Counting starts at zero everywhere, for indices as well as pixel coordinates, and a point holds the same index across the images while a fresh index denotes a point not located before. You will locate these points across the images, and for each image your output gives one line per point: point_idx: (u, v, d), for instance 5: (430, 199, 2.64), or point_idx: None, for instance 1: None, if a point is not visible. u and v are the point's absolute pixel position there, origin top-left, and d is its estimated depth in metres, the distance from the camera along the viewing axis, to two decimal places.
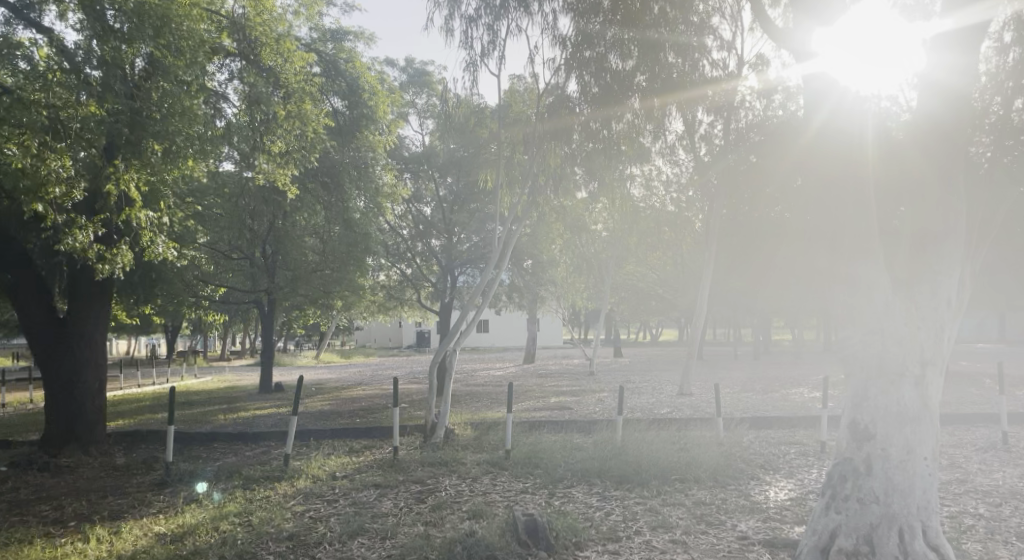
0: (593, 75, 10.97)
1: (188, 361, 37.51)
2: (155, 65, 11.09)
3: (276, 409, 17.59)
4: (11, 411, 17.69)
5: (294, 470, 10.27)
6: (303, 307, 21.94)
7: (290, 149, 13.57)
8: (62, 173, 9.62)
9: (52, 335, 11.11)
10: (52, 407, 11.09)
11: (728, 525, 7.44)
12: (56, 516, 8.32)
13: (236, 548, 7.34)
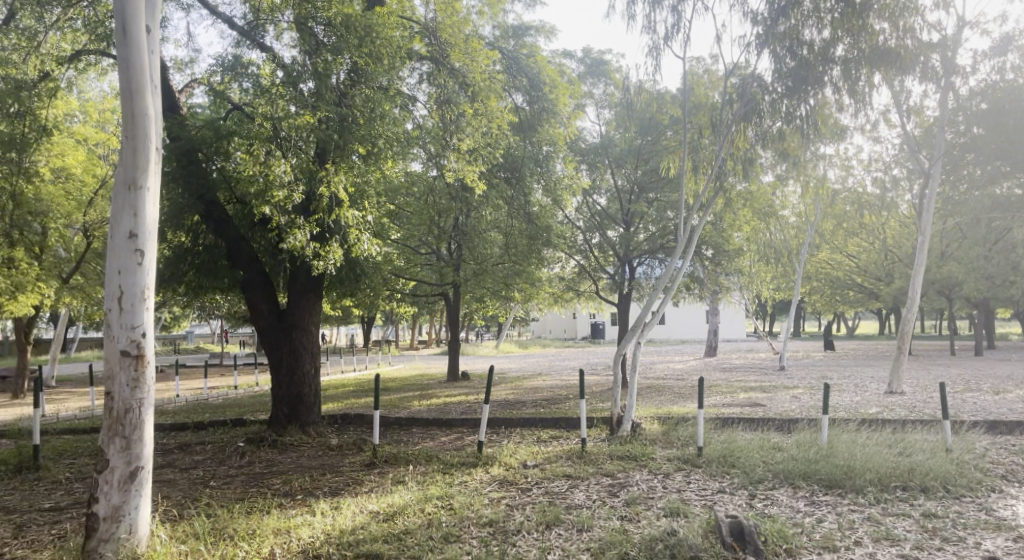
0: (788, 50, 10.94)
1: (380, 349, 39.73)
2: (358, 73, 11.83)
3: (465, 397, 18.30)
4: (231, 393, 19.52)
5: (487, 457, 10.64)
6: (485, 298, 22.56)
7: (477, 146, 13.98)
8: (284, 179, 10.68)
9: (277, 324, 12.23)
10: (277, 391, 12.17)
11: (969, 543, 7.04)
12: (284, 489, 9.14)
13: (443, 530, 7.76)
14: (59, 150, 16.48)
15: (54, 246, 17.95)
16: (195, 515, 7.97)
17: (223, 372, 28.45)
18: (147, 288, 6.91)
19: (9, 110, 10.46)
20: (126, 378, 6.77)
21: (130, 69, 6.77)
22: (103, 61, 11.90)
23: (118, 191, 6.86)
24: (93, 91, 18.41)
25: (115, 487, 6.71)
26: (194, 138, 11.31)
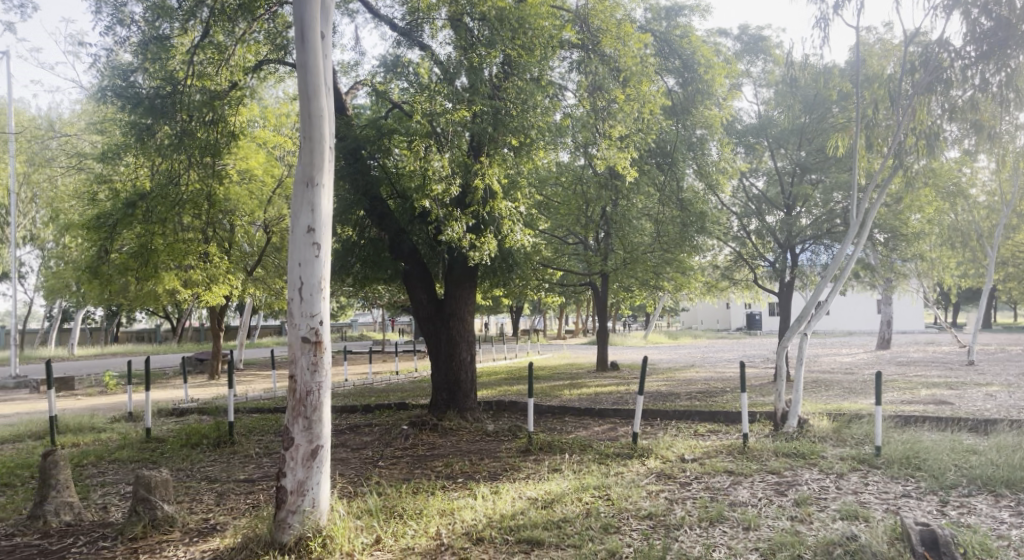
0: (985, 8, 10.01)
1: (530, 337, 40.13)
2: (511, 66, 11.92)
3: (616, 387, 18.10)
4: (390, 379, 20.27)
5: (644, 449, 10.41)
6: (636, 287, 22.22)
7: (629, 132, 13.66)
8: (442, 172, 10.93)
9: (436, 313, 12.55)
10: (436, 378, 12.47)
11: None
12: (445, 472, 9.33)
13: (601, 520, 7.63)
14: (244, 155, 17.70)
15: (239, 242, 19.31)
16: (368, 493, 8.27)
17: (383, 359, 29.65)
18: (323, 278, 7.20)
19: (205, 120, 11.30)
20: (306, 362, 7.05)
21: (308, 73, 7.09)
22: (280, 69, 12.62)
23: (298, 188, 7.20)
24: (272, 99, 19.60)
25: (299, 463, 6.97)
26: (359, 136, 11.77)
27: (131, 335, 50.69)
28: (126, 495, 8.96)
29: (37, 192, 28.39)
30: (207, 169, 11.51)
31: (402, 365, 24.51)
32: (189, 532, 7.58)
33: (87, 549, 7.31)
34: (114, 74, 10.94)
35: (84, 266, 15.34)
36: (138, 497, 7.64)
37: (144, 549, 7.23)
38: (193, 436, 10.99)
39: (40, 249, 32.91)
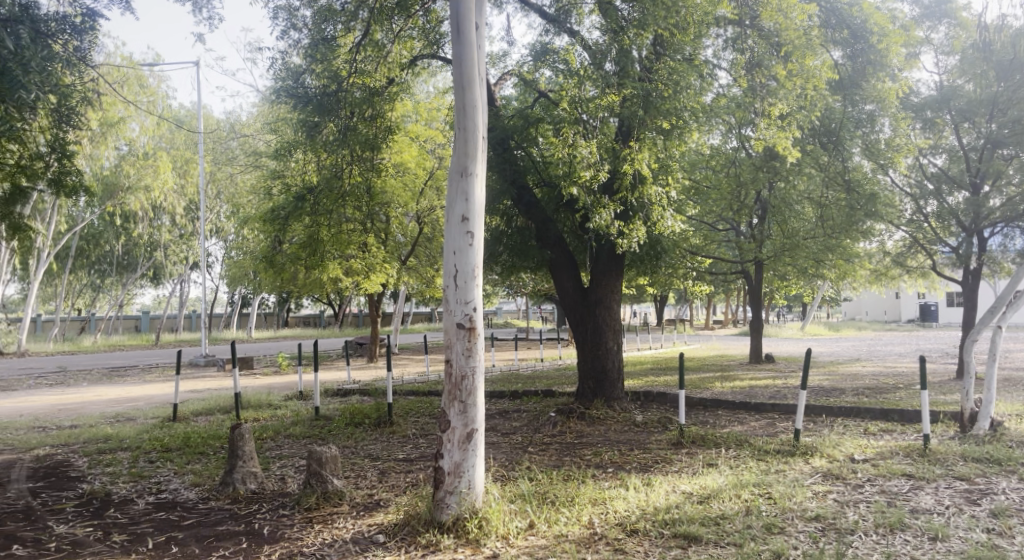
0: None
1: (680, 326, 39.16)
2: (663, 46, 11.46)
3: (773, 381, 17.20)
4: (538, 366, 20.23)
5: (808, 446, 9.71)
6: (794, 276, 21.05)
7: (791, 110, 12.82)
8: (590, 158, 10.62)
9: (581, 301, 12.19)
10: (582, 367, 12.12)
11: None
12: (594, 461, 9.04)
13: (763, 519, 7.12)
14: (398, 148, 18.10)
15: (394, 232, 19.83)
16: (519, 478, 8.13)
17: (531, 346, 29.75)
18: (476, 266, 7.08)
19: (366, 116, 11.53)
20: (460, 348, 6.97)
21: (462, 65, 7.02)
22: (433, 64, 12.67)
23: (452, 178, 7.13)
24: (424, 94, 19.91)
25: (455, 445, 6.90)
26: (506, 127, 11.63)
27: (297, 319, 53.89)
28: (300, 468, 9.37)
29: (219, 188, 30.52)
30: (367, 163, 11.77)
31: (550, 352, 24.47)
32: (356, 506, 7.77)
33: (269, 516, 7.70)
34: (286, 76, 11.41)
35: (258, 255, 16.19)
36: (310, 470, 7.91)
37: (317, 519, 7.48)
38: (356, 415, 11.32)
39: (220, 241, 35.39)
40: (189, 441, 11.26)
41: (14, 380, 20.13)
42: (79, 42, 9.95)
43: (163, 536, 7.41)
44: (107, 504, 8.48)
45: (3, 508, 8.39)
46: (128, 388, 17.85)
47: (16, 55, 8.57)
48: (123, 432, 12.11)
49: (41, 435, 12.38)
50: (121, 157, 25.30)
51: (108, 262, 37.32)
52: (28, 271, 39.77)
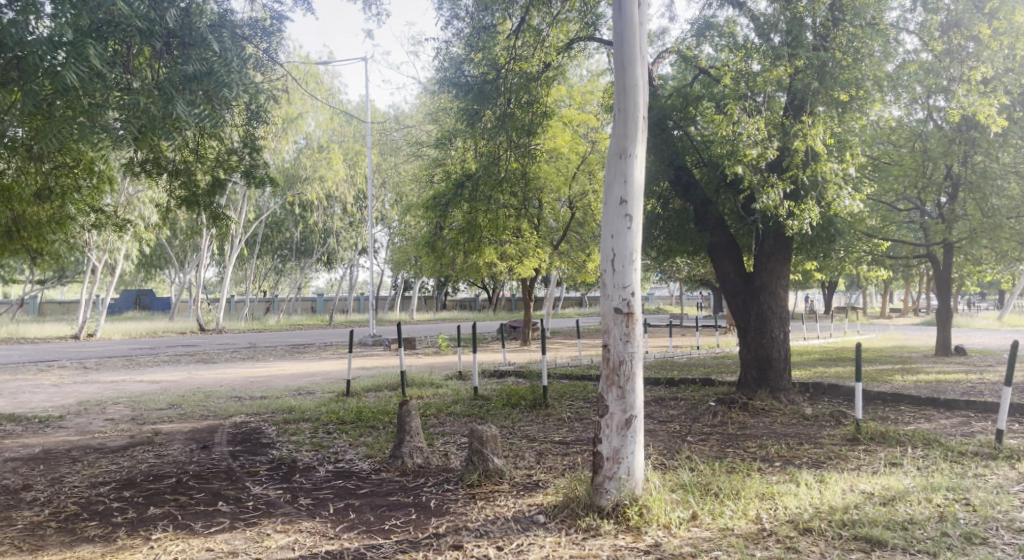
0: None
1: (853, 313, 36.79)
2: (839, 11, 10.48)
3: (964, 375, 15.73)
4: (700, 353, 19.57)
5: (1009, 448, 8.71)
6: (988, 261, 19.15)
7: (991, 76, 11.50)
8: (757, 135, 9.97)
9: (744, 287, 11.52)
10: (746, 355, 11.44)
11: None
12: (759, 454, 8.52)
13: (961, 527, 6.41)
14: (553, 133, 17.86)
15: (548, 217, 19.69)
16: (680, 467, 7.78)
17: (690, 333, 28.89)
18: (635, 250, 6.77)
19: (522, 101, 11.31)
20: (618, 333, 6.68)
21: (624, 43, 6.70)
22: (588, 47, 12.13)
23: (611, 160, 6.82)
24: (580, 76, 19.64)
25: (614, 431, 6.66)
26: (664, 106, 11.25)
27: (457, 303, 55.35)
28: (462, 445, 9.48)
29: (384, 177, 31.61)
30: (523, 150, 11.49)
31: (713, 339, 23.66)
32: (517, 485, 7.72)
33: (435, 489, 7.82)
34: (449, 66, 11.49)
35: (421, 239, 16.56)
36: (472, 448, 7.99)
37: (481, 495, 7.50)
38: (513, 397, 11.35)
39: (386, 228, 36.72)
40: (361, 415, 11.70)
41: (211, 354, 21.84)
42: (269, 44, 9.41)
43: (341, 502, 7.68)
44: (293, 469, 8.93)
45: (206, 468, 9.01)
46: (309, 363, 18.90)
47: (220, 57, 8.19)
48: (305, 405, 12.76)
49: (236, 404, 13.29)
50: (298, 150, 26.62)
51: (287, 248, 39.76)
52: (219, 257, 43.07)
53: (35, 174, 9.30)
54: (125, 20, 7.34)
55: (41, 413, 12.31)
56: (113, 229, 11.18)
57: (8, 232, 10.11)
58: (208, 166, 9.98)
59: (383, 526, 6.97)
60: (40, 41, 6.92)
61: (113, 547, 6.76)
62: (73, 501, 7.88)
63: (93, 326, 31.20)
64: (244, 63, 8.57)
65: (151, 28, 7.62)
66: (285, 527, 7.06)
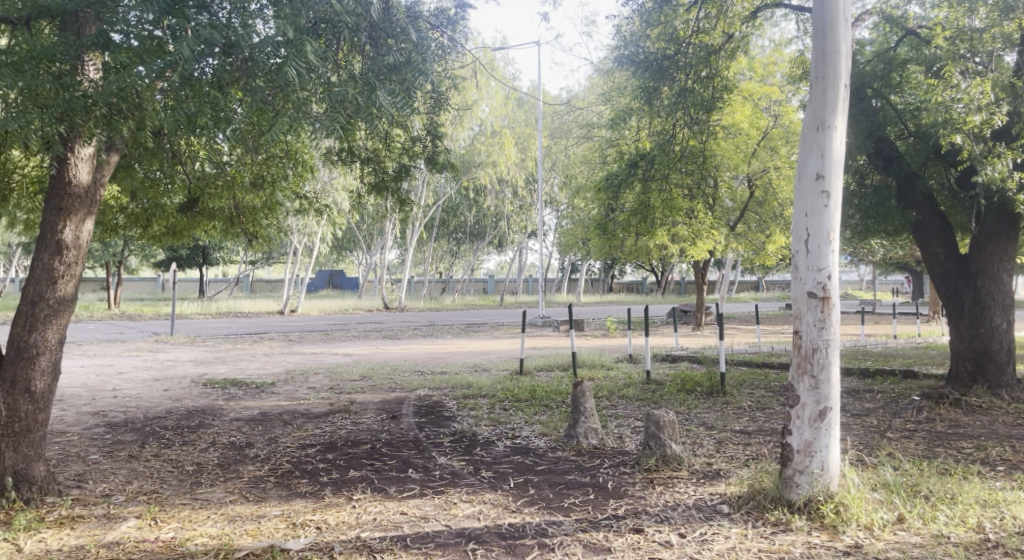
0: None
1: None
2: None
3: None
4: (899, 344, 18.13)
5: None
6: None
7: None
8: (981, 100, 9.09)
9: (958, 271, 10.51)
10: (958, 346, 10.46)
11: None
12: (977, 456, 7.71)
13: None
14: (732, 109, 17.06)
15: (724, 197, 18.93)
16: (883, 465, 7.19)
17: (883, 322, 26.84)
18: (834, 230, 6.28)
19: (700, 76, 10.83)
20: (813, 318, 6.23)
21: (823, 6, 6.23)
22: (775, 15, 11.39)
23: (806, 133, 6.35)
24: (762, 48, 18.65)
25: (806, 423, 6.24)
26: (863, 73, 10.56)
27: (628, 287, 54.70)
28: (637, 429, 9.43)
29: (555, 159, 31.59)
30: (700, 126, 11.03)
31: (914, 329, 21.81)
32: (696, 473, 7.61)
33: (611, 471, 7.88)
34: (626, 43, 11.17)
35: (595, 221, 16.42)
36: (649, 433, 7.91)
37: (659, 480, 7.46)
38: (689, 382, 11.02)
39: (556, 211, 36.74)
40: (535, 394, 11.78)
41: (396, 331, 22.85)
42: (454, 33, 9.42)
43: (521, 477, 7.90)
44: (474, 443, 9.19)
45: (396, 437, 9.44)
46: (486, 342, 19.32)
47: (416, 47, 8.47)
48: (483, 381, 13.02)
49: (420, 378, 13.79)
50: (473, 137, 27.10)
51: (462, 231, 40.83)
52: (401, 240, 45.01)
53: (250, 165, 10.10)
54: (336, 16, 7.67)
55: (254, 380, 13.35)
56: (314, 214, 11.83)
57: (229, 220, 10.93)
58: (395, 154, 10.43)
59: (562, 504, 7.11)
60: (267, 41, 7.10)
61: (321, 503, 7.22)
62: (285, 460, 8.45)
63: (293, 303, 33.62)
64: (435, 50, 8.83)
65: (358, 22, 7.95)
66: (470, 497, 7.34)
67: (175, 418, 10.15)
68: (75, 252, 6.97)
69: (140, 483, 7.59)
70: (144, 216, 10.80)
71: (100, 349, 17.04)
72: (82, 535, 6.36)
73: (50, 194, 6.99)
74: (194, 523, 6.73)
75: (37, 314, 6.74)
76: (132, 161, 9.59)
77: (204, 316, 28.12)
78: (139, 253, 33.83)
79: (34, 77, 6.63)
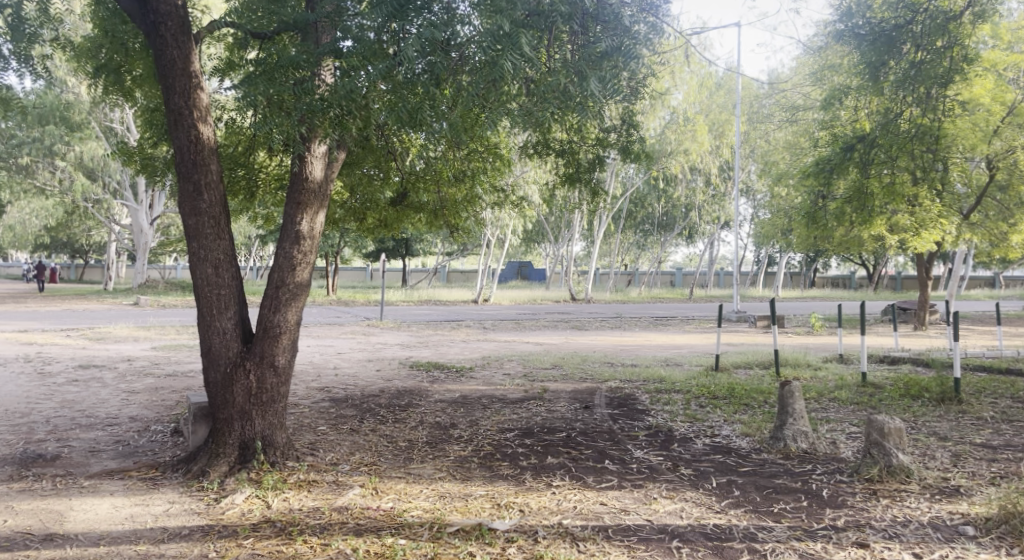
0: None
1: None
2: None
3: None
4: None
5: None
6: None
7: None
8: None
9: None
10: None
11: None
12: None
13: None
14: (972, 84, 15.41)
15: (953, 183, 17.18)
16: None
17: None
18: None
19: (939, 47, 9.75)
20: None
21: None
22: None
23: None
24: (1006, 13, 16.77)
25: None
26: None
27: (830, 280, 52.32)
28: (852, 434, 8.73)
29: (753, 146, 30.28)
30: (934, 102, 9.99)
31: None
32: (927, 488, 6.92)
33: (825, 479, 7.33)
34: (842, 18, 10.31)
35: (798, 211, 15.52)
36: (870, 440, 7.28)
37: (883, 492, 6.85)
38: (912, 388, 10.09)
39: (752, 200, 35.23)
40: (734, 391, 11.27)
41: (585, 322, 22.82)
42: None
43: (724, 477, 7.52)
44: (671, 438, 8.90)
45: (591, 427, 9.33)
46: (678, 335, 18.81)
47: (629, 32, 8.25)
48: (676, 376, 12.65)
49: (612, 370, 13.62)
50: (664, 125, 26.49)
51: (651, 222, 40.22)
52: (589, 231, 45.07)
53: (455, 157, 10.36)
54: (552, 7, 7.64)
55: (454, 364, 13.76)
56: (510, 206, 11.93)
57: (434, 213, 11.24)
58: (589, 145, 10.31)
59: (772, 509, 6.69)
60: (481, 37, 7.24)
61: (523, 487, 7.24)
62: (487, 442, 8.57)
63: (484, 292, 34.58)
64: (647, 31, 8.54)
65: (571, 10, 7.83)
66: (670, 494, 7.09)
67: (387, 397, 10.64)
68: (310, 242, 7.43)
69: (361, 454, 7.99)
70: (360, 210, 11.33)
71: (319, 331, 18.29)
72: (317, 498, 6.80)
73: (290, 189, 7.51)
74: (408, 495, 6.97)
75: (279, 297, 7.22)
76: (355, 161, 10.14)
77: (408, 303, 29.55)
78: (351, 245, 36.18)
79: (277, 84, 7.26)
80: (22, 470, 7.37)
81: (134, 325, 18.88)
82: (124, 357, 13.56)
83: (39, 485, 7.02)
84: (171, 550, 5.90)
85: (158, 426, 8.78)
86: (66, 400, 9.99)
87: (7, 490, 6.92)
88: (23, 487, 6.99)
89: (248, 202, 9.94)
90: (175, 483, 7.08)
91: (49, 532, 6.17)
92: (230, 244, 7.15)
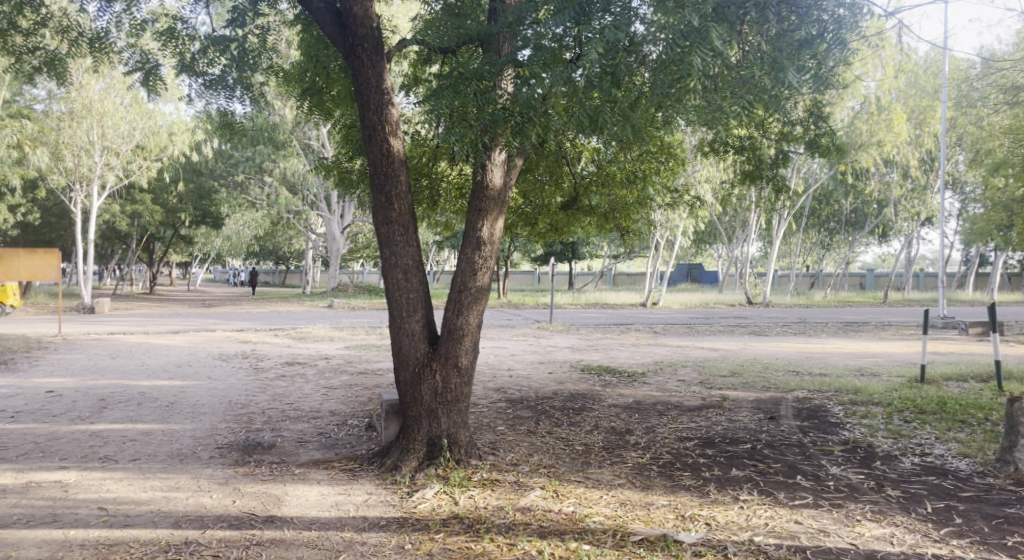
0: None
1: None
2: None
3: None
4: None
5: None
6: None
7: None
8: None
9: None
10: None
11: None
12: None
13: None
14: None
15: None
16: None
17: None
18: None
19: None
20: None
21: None
22: None
23: None
24: None
25: None
26: None
27: None
28: None
29: (960, 136, 27.68)
30: None
31: None
32: None
33: None
34: None
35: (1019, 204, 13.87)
36: None
37: None
38: None
39: (960, 192, 32.34)
40: (945, 406, 10.07)
41: (765, 327, 21.61)
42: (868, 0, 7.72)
43: (940, 502, 6.62)
44: (872, 455, 8.03)
45: (778, 440, 8.60)
46: (871, 343, 17.33)
47: (835, 18, 7.57)
48: (874, 387, 11.54)
49: (797, 379, 12.64)
50: (853, 115, 24.74)
51: (838, 220, 37.78)
52: (767, 231, 43.04)
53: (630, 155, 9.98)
54: None
55: (628, 369, 13.29)
56: (684, 207, 11.36)
57: (605, 216, 10.83)
58: (773, 139, 9.55)
59: (1005, 542, 5.88)
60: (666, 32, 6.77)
61: (707, 499, 6.71)
62: (665, 450, 8.08)
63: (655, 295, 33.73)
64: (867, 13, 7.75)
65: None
66: (876, 516, 6.32)
67: (563, 400, 10.38)
68: (489, 248, 7.28)
69: (540, 456, 7.75)
70: (533, 215, 10.91)
71: (494, 333, 18.38)
72: (501, 497, 6.62)
73: (471, 196, 7.39)
74: (589, 500, 6.65)
75: (462, 300, 7.11)
76: (532, 165, 9.96)
77: (578, 306, 29.33)
78: (522, 249, 36.52)
79: (460, 95, 7.18)
80: (245, 456, 7.69)
81: (329, 325, 19.79)
82: (322, 355, 14.16)
83: (258, 470, 7.30)
84: (373, 539, 5.95)
85: (355, 421, 8.97)
86: (276, 393, 10.47)
87: (234, 472, 7.23)
88: (247, 471, 7.28)
89: (429, 210, 9.99)
90: (371, 474, 7.14)
91: (270, 514, 6.36)
92: (418, 250, 7.13)
